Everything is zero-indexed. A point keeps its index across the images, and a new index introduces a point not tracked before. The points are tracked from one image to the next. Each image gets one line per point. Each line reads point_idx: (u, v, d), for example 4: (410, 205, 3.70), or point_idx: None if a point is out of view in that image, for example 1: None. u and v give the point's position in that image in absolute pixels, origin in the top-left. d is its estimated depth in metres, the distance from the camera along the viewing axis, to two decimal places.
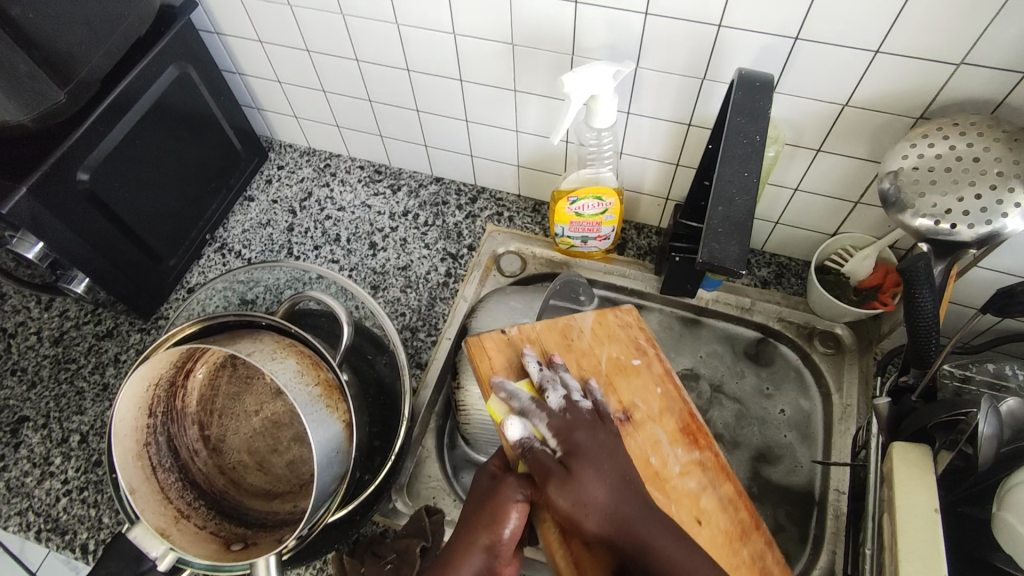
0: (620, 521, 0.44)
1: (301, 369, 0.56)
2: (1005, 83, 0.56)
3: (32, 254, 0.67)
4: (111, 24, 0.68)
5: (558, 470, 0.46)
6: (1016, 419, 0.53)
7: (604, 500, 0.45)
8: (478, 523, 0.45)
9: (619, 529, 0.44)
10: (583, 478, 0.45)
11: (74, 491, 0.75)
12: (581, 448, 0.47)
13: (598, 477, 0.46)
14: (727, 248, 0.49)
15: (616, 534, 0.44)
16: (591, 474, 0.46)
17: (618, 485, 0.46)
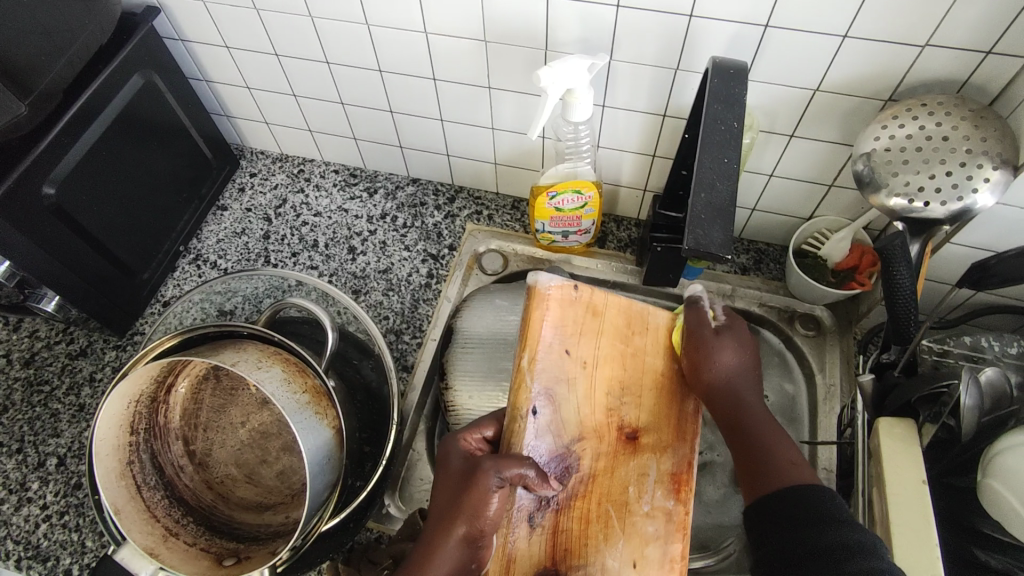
0: (734, 403, 0.49)
1: (287, 377, 0.55)
2: (969, 62, 0.57)
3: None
4: (71, 33, 0.66)
5: (702, 346, 0.49)
6: (994, 387, 0.55)
7: (733, 379, 0.50)
8: (457, 514, 0.42)
9: (734, 405, 0.49)
10: (715, 343, 0.50)
11: (54, 515, 0.73)
12: (736, 336, 0.51)
13: (732, 355, 0.50)
14: (710, 234, 0.49)
15: (728, 407, 0.49)
16: (732, 352, 0.50)
17: (747, 373, 0.51)
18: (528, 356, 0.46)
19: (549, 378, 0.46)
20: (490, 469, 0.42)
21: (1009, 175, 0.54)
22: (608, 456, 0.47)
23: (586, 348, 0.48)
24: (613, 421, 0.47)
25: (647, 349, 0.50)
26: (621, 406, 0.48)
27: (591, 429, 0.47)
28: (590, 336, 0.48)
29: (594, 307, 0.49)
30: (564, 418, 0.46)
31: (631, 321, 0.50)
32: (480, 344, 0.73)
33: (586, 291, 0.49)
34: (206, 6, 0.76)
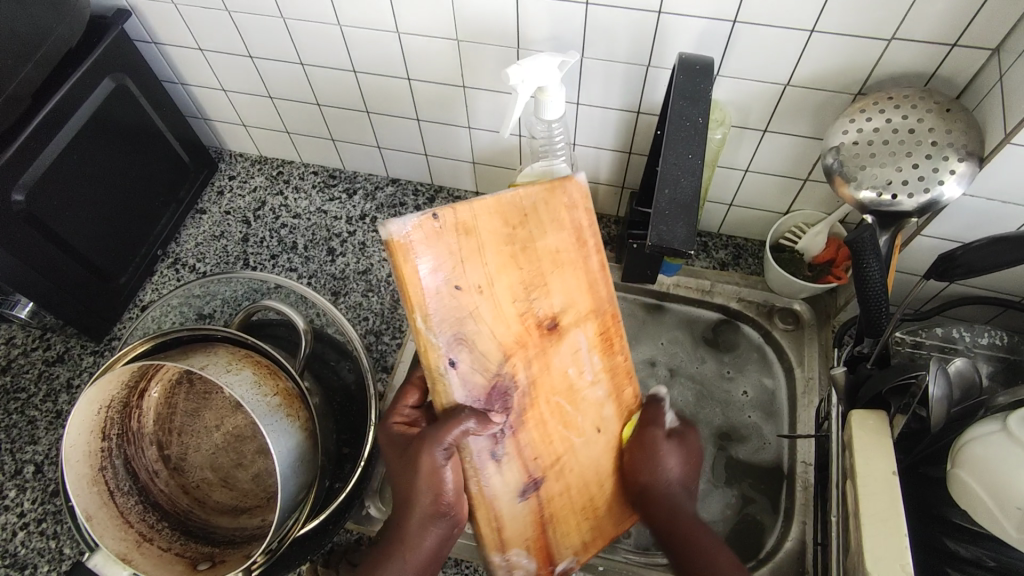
0: (661, 500, 0.53)
1: (258, 379, 0.55)
2: (934, 55, 0.58)
3: None
4: (40, 37, 0.65)
5: (648, 445, 0.53)
6: (963, 376, 0.55)
7: (676, 485, 0.53)
8: (416, 491, 0.47)
9: (681, 525, 0.51)
10: (657, 460, 0.53)
11: (31, 523, 0.72)
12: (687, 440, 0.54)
13: (677, 462, 0.53)
14: (674, 229, 0.49)
15: (666, 509, 0.52)
16: (676, 460, 0.53)
17: (690, 471, 0.54)
18: (421, 314, 0.46)
19: (464, 327, 0.47)
20: (431, 445, 0.46)
21: (974, 167, 0.55)
22: (546, 374, 0.51)
23: (478, 277, 0.48)
24: (536, 339, 0.51)
25: (535, 240, 0.50)
26: (534, 303, 0.50)
27: (519, 357, 0.50)
28: (488, 268, 0.48)
29: (467, 228, 0.47)
30: (494, 356, 0.49)
31: (511, 212, 0.49)
32: None
33: (445, 221, 0.46)
34: (177, 8, 0.75)
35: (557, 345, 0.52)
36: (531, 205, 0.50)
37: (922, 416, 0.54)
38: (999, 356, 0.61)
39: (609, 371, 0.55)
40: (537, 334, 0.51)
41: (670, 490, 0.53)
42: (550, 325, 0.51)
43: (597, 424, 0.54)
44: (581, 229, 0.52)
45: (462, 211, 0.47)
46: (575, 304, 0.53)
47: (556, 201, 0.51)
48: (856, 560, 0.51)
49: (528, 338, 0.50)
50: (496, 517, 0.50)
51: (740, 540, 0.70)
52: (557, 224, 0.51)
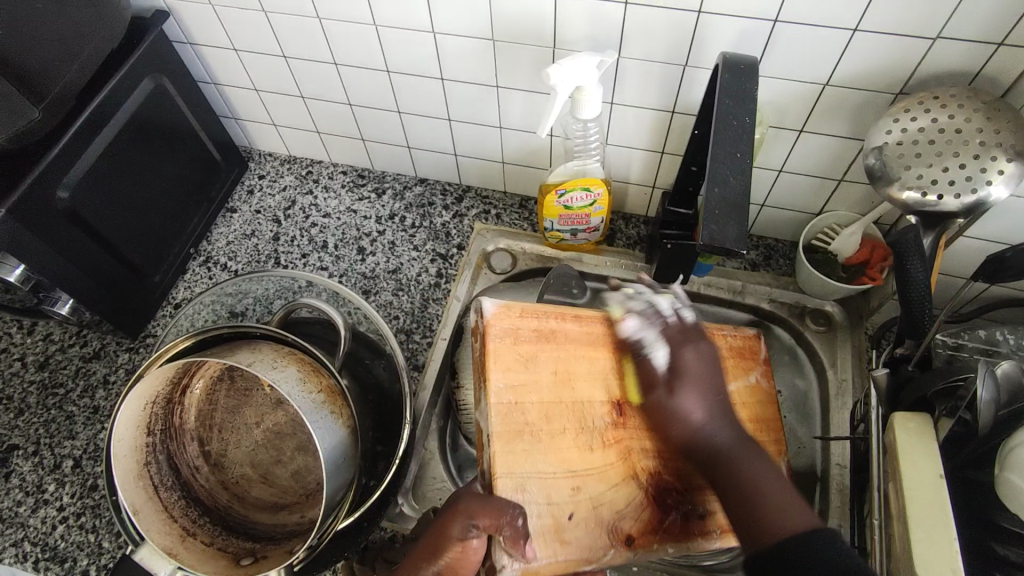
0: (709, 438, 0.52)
1: (301, 376, 0.55)
2: (980, 54, 0.57)
3: (12, 277, 0.64)
4: (84, 38, 0.66)
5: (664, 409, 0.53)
6: (1012, 380, 0.54)
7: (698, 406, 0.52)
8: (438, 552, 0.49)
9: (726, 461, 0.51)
10: (666, 390, 0.53)
11: (70, 517, 0.73)
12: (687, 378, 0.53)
13: (691, 405, 0.52)
14: (726, 229, 0.48)
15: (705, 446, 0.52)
16: (687, 397, 0.52)
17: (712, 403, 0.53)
18: (580, 554, 0.52)
19: (588, 495, 0.54)
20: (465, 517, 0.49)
21: (1022, 167, 0.54)
22: (651, 435, 0.57)
23: (557, 455, 0.54)
24: (618, 435, 0.56)
25: (540, 381, 0.57)
26: (584, 394, 0.57)
27: (627, 458, 0.56)
28: (552, 441, 0.55)
29: (506, 411, 0.55)
30: (616, 486, 0.55)
31: (521, 382, 0.56)
32: None
33: (494, 446, 0.54)
34: (215, 8, 0.76)
35: (608, 408, 0.57)
36: (521, 356, 0.57)
37: (967, 417, 0.55)
38: None
39: None
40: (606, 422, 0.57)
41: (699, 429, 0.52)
42: (626, 416, 0.57)
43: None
44: (556, 324, 0.59)
45: (492, 428, 0.54)
46: (608, 370, 0.58)
47: (513, 319, 0.58)
48: (902, 563, 0.50)
49: (624, 442, 0.56)
50: (707, 505, 0.56)
51: None
52: (546, 339, 0.59)
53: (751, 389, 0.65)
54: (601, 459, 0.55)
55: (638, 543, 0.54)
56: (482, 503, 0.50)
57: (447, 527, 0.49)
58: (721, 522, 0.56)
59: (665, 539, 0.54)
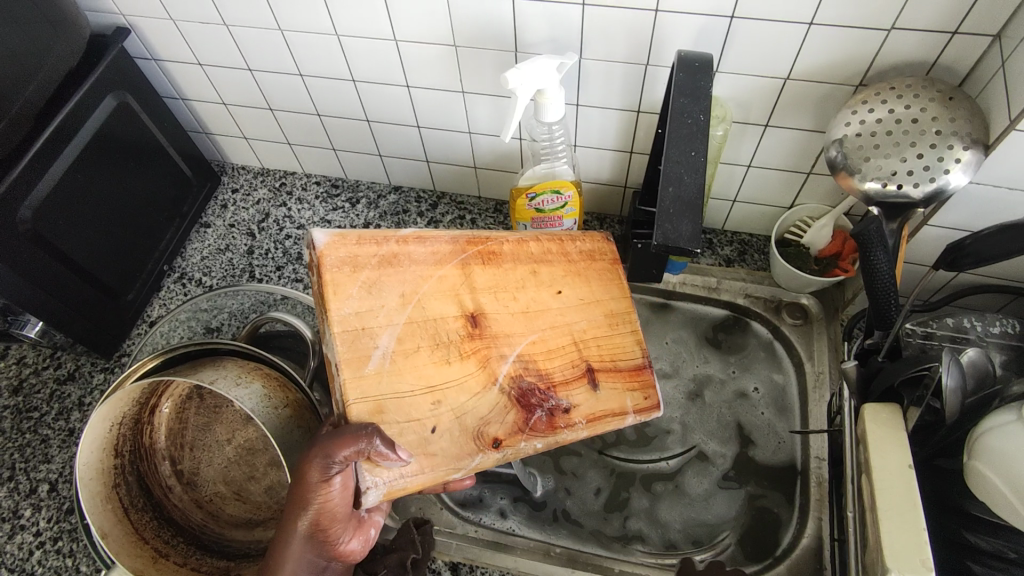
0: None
1: (267, 392, 0.55)
2: (934, 44, 0.57)
3: None
4: (42, 58, 0.66)
5: None
6: (977, 367, 0.54)
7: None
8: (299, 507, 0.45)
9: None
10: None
11: (47, 542, 0.73)
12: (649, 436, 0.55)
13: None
14: (679, 227, 0.49)
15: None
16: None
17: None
18: (447, 465, 0.47)
19: (449, 406, 0.49)
20: (318, 457, 0.43)
21: (980, 155, 0.54)
22: (509, 338, 0.53)
23: (415, 374, 0.48)
24: (478, 345, 0.52)
25: (377, 312, 0.49)
26: (429, 304, 0.51)
27: (486, 367, 0.51)
28: (405, 367, 0.48)
29: (354, 336, 0.48)
30: (479, 395, 0.50)
31: (365, 308, 0.49)
32: None
33: (343, 374, 0.47)
34: (175, 23, 0.76)
35: (455, 321, 0.52)
36: (363, 283, 0.50)
37: (936, 408, 0.54)
38: (1013, 344, 0.61)
39: (514, 263, 0.57)
40: (455, 337, 0.51)
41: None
42: (484, 327, 0.53)
43: (551, 287, 0.58)
44: (397, 246, 0.52)
45: (340, 353, 0.47)
46: (460, 286, 0.53)
47: (350, 247, 0.50)
48: (874, 554, 0.50)
49: (482, 352, 0.52)
50: (570, 397, 0.53)
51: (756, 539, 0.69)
52: (387, 265, 0.51)
53: (594, 275, 0.61)
54: (455, 371, 0.50)
55: (572, 390, 0.54)
56: (335, 437, 0.43)
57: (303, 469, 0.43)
58: (587, 412, 0.53)
59: (532, 436, 0.50)
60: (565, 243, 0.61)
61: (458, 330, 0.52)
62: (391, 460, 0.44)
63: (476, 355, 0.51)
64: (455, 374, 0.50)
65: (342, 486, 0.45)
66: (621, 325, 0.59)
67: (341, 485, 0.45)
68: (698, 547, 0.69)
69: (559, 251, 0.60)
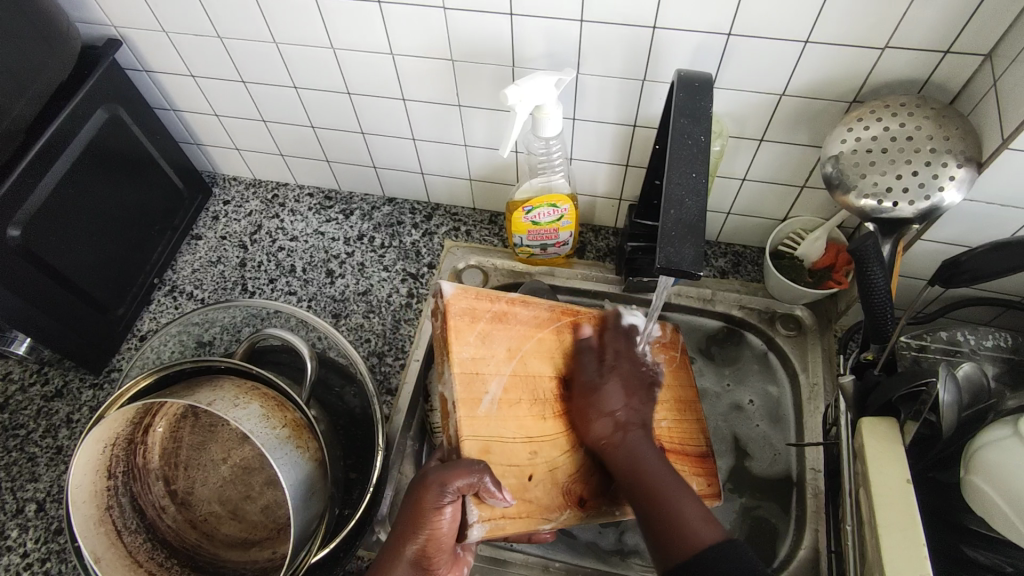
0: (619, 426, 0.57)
1: (265, 412, 0.54)
2: (927, 61, 0.58)
3: None
4: (34, 71, 0.65)
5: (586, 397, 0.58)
6: (972, 382, 0.55)
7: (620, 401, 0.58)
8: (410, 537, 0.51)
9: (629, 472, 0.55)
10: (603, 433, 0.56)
11: (34, 564, 0.71)
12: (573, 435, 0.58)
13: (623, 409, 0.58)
14: (682, 251, 0.47)
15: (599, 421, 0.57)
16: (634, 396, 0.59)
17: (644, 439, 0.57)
18: (539, 511, 0.55)
19: (544, 459, 0.57)
20: (436, 487, 0.51)
21: (973, 172, 0.55)
22: None
23: (516, 423, 0.58)
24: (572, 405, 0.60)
25: (487, 361, 0.59)
26: (531, 364, 0.60)
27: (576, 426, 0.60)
28: (510, 415, 0.57)
29: (470, 380, 0.58)
30: (568, 453, 0.58)
31: (479, 355, 0.59)
32: None
33: (459, 412, 0.56)
34: (168, 35, 0.75)
35: (552, 380, 0.61)
36: (480, 333, 0.60)
37: (931, 420, 0.54)
38: (1004, 357, 0.62)
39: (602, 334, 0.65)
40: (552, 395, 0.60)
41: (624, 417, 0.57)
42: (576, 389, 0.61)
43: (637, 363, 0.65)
44: (507, 306, 0.63)
45: (457, 394, 0.57)
46: (556, 349, 0.62)
47: (470, 300, 0.61)
48: (875, 569, 0.51)
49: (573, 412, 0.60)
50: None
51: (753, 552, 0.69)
52: (498, 320, 0.61)
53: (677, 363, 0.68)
54: (550, 428, 0.59)
55: None
56: (450, 470, 0.51)
57: (421, 499, 0.51)
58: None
59: (613, 499, 0.58)
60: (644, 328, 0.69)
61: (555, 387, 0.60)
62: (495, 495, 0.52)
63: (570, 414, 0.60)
64: (552, 431, 0.59)
65: (450, 520, 0.52)
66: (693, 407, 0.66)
67: (450, 519, 0.52)
68: None
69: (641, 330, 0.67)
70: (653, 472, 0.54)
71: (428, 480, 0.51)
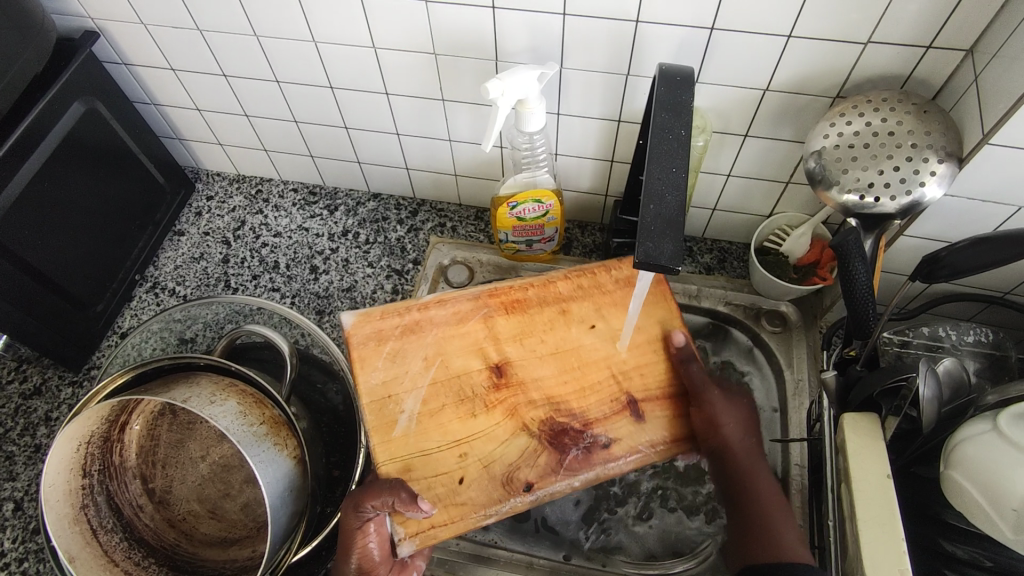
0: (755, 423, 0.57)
1: (242, 410, 0.53)
2: (909, 57, 0.58)
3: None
4: (7, 63, 0.64)
5: (699, 402, 0.58)
6: (952, 376, 0.56)
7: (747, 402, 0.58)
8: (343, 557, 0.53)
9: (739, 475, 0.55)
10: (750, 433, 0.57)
11: (12, 563, 0.70)
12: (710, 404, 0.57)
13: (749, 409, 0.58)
14: (661, 246, 0.46)
15: (723, 416, 0.57)
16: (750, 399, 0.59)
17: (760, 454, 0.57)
18: (473, 509, 0.54)
19: (476, 456, 0.56)
20: (349, 509, 0.52)
21: (954, 168, 0.55)
22: (538, 382, 0.59)
23: (440, 431, 0.57)
24: (505, 395, 0.59)
25: (403, 377, 0.59)
26: (452, 364, 0.60)
27: (515, 415, 0.58)
28: (430, 427, 0.57)
29: (381, 405, 0.58)
30: (506, 442, 0.57)
31: (390, 376, 0.59)
32: None
33: (375, 438, 0.57)
34: (147, 27, 0.74)
35: (480, 379, 0.59)
36: (387, 354, 0.60)
37: (913, 416, 0.55)
38: (985, 352, 0.62)
39: (539, 307, 0.63)
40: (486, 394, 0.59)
41: (751, 423, 0.57)
42: (509, 376, 0.60)
43: (586, 321, 0.62)
44: (418, 315, 0.62)
45: (369, 421, 0.57)
46: (484, 340, 0.61)
47: (374, 324, 0.61)
48: (855, 564, 0.50)
49: (508, 401, 0.58)
50: (613, 431, 0.57)
51: None
52: (409, 333, 0.61)
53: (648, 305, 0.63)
54: (483, 425, 0.57)
55: (615, 423, 0.58)
56: (367, 489, 0.53)
57: (347, 518, 0.53)
58: (628, 445, 0.57)
59: (567, 474, 0.56)
60: (599, 275, 0.65)
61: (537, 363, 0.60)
62: (417, 508, 0.52)
63: (604, 384, 0.59)
64: (490, 417, 0.58)
65: (377, 540, 0.53)
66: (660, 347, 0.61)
67: (376, 540, 0.53)
68: (679, 557, 0.69)
69: (592, 284, 0.64)
70: (764, 486, 0.55)
71: (350, 501, 0.53)
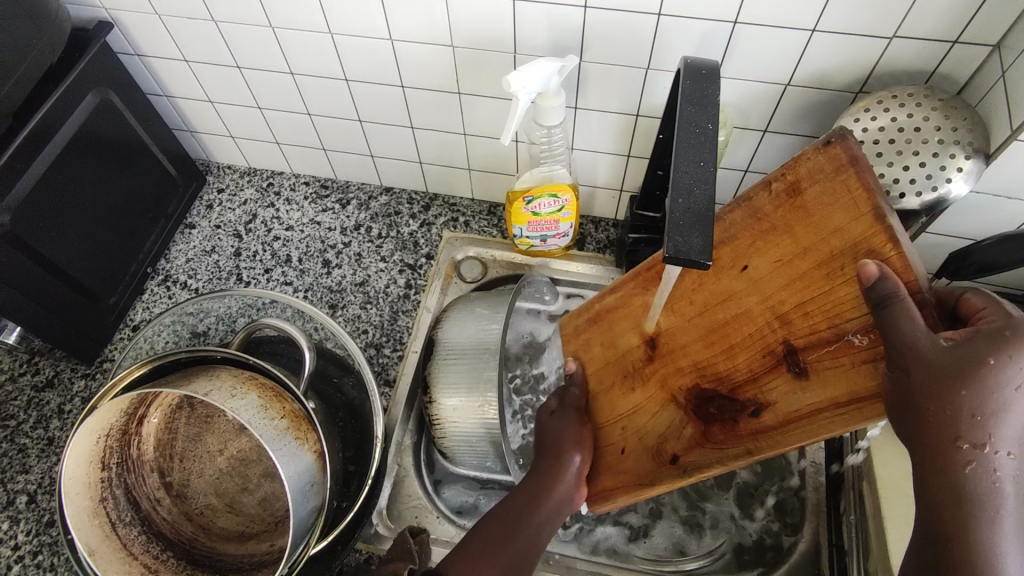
0: (994, 422, 0.34)
1: (263, 404, 0.53)
2: (935, 52, 0.58)
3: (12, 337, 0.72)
4: (21, 53, 0.63)
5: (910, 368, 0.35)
6: None
7: (1005, 389, 0.34)
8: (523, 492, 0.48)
9: (930, 498, 0.36)
10: (1009, 450, 0.34)
11: (26, 557, 0.70)
12: (917, 378, 0.35)
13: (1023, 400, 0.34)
14: (690, 240, 0.44)
15: (934, 400, 0.35)
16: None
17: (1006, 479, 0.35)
18: (631, 481, 0.50)
19: (635, 428, 0.51)
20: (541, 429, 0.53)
21: (980, 164, 0.55)
22: (684, 349, 0.50)
23: (620, 403, 0.53)
24: (657, 368, 0.51)
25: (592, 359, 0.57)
26: (624, 339, 0.55)
27: (665, 386, 0.50)
28: (616, 400, 0.53)
29: (606, 373, 0.56)
30: (658, 415, 0.50)
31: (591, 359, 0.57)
32: (463, 353, 0.71)
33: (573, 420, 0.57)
34: (161, 17, 0.73)
35: (638, 347, 0.53)
36: (585, 341, 0.58)
37: None
38: None
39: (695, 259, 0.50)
40: (642, 363, 0.53)
41: (978, 415, 0.34)
42: (660, 348, 0.51)
43: (735, 262, 0.46)
44: (601, 303, 0.58)
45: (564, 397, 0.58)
46: (639, 313, 0.54)
47: (580, 319, 0.60)
48: None
49: (662, 372, 0.51)
50: (765, 393, 0.44)
51: (753, 546, 0.69)
52: (596, 321, 0.58)
53: (823, 218, 0.42)
54: (641, 394, 0.52)
55: (767, 383, 0.44)
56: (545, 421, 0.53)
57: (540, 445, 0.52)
58: (786, 411, 0.42)
59: (711, 449, 0.46)
60: (801, 186, 0.44)
61: (683, 321, 0.50)
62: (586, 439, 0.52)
63: (746, 329, 0.45)
64: (665, 381, 0.50)
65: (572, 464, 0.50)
66: (843, 271, 0.40)
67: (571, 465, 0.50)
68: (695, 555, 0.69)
69: (783, 209, 0.44)
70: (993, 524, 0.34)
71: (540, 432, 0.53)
